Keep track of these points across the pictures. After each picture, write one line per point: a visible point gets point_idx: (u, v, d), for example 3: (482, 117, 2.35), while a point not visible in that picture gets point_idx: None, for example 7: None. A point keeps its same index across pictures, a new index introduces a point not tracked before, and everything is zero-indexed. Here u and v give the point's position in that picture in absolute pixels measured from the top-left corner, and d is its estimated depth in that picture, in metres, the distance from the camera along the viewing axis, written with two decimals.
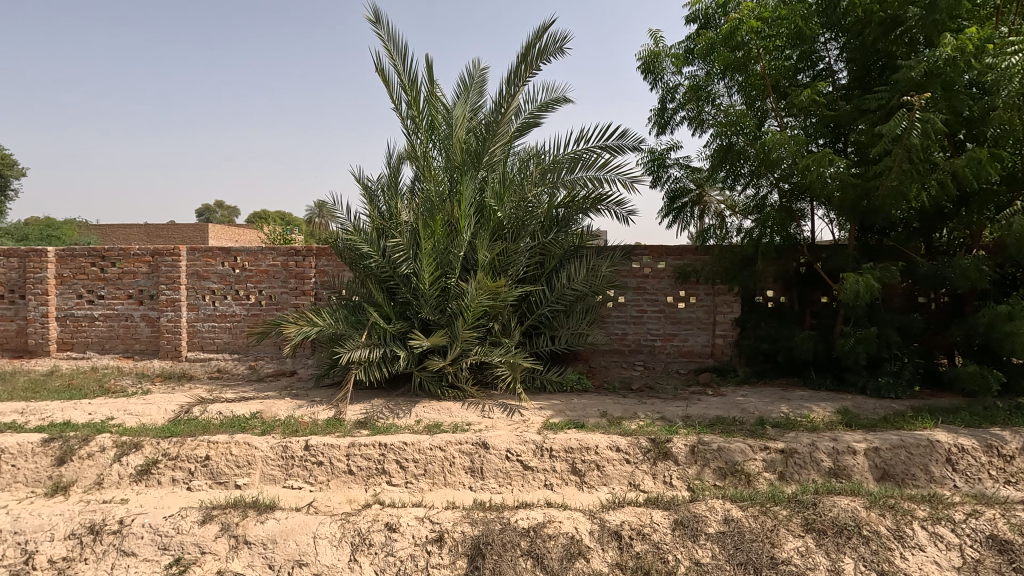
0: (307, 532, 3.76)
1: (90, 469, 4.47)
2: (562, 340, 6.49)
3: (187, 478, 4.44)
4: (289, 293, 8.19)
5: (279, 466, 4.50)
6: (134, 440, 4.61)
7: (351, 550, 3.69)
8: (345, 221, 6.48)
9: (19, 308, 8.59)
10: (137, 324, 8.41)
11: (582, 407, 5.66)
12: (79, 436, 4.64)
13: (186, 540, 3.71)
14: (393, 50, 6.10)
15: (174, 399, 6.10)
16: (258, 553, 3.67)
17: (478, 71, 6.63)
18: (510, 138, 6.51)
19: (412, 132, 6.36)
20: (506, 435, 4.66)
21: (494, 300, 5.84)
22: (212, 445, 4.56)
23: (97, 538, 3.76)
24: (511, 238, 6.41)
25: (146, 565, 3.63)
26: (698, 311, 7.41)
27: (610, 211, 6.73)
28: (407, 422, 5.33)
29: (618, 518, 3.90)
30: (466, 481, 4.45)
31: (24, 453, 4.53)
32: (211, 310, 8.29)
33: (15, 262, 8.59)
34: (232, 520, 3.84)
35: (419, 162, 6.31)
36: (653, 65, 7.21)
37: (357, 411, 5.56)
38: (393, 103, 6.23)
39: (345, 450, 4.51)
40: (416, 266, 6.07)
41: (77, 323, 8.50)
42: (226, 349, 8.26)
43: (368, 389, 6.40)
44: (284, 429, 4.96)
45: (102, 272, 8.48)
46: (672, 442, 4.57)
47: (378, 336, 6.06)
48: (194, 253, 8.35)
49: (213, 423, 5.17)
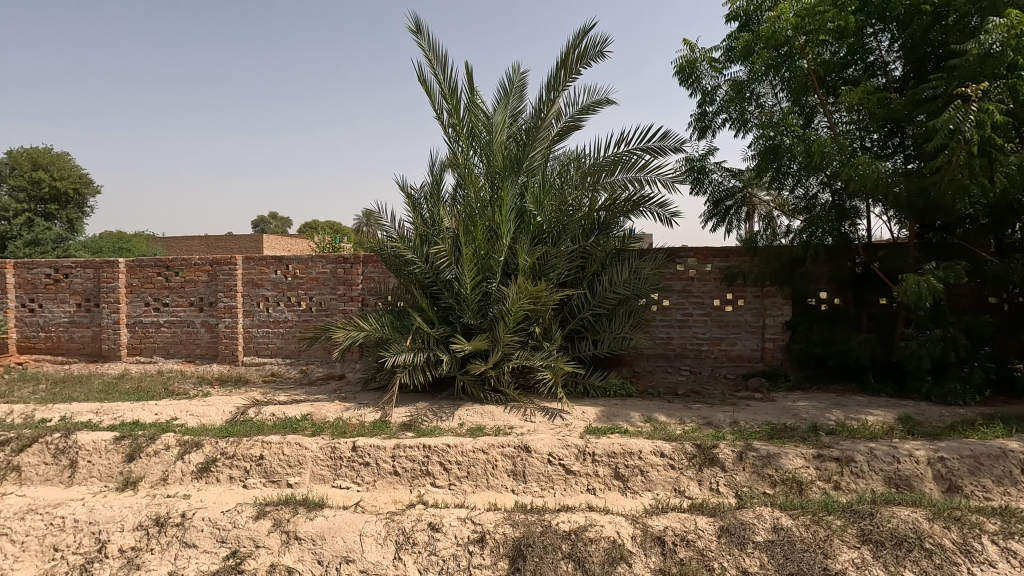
0: (353, 529, 3.83)
1: (156, 465, 4.76)
2: (604, 345, 6.46)
3: (243, 476, 4.65)
4: (339, 299, 8.48)
5: (328, 466, 4.66)
6: (195, 439, 4.87)
7: (396, 548, 3.74)
8: (390, 228, 6.71)
9: (94, 316, 9.23)
10: (198, 330, 8.89)
11: (626, 412, 5.60)
12: (147, 435, 4.94)
13: (242, 534, 3.82)
14: (434, 59, 6.36)
15: (232, 402, 6.42)
16: (308, 549, 3.76)
17: (518, 75, 6.73)
18: (550, 142, 6.60)
19: (454, 140, 6.56)
20: (549, 439, 4.66)
21: (535, 304, 5.88)
22: (266, 445, 4.76)
23: (163, 530, 3.88)
24: (552, 242, 6.47)
25: (206, 557, 3.74)
26: (746, 315, 7.20)
27: (653, 213, 6.65)
28: (451, 425, 5.43)
29: (661, 524, 3.83)
30: (509, 485, 4.47)
31: (98, 449, 4.86)
32: (266, 317, 8.68)
33: (91, 273, 9.24)
34: (284, 516, 3.93)
35: (460, 169, 6.47)
36: (690, 72, 7.09)
37: (401, 415, 5.69)
38: (435, 111, 6.48)
39: (390, 451, 4.63)
40: (458, 272, 6.20)
41: (145, 329, 9.07)
42: (280, 354, 8.64)
43: (413, 392, 6.56)
44: (333, 431, 5.15)
45: (167, 281, 9.01)
46: (718, 448, 4.46)
47: (422, 341, 6.20)
48: (250, 262, 8.76)
49: (267, 424, 5.42)
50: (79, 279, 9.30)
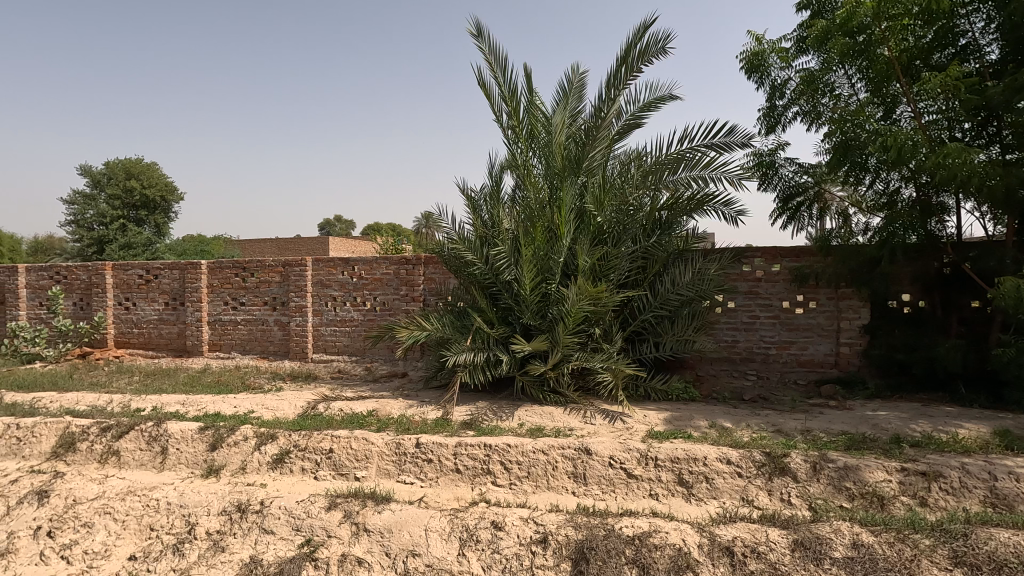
0: (419, 524, 3.92)
1: (236, 455, 5.07)
2: (666, 347, 6.32)
3: (314, 468, 4.88)
4: (401, 299, 8.73)
5: (392, 461, 4.81)
6: (270, 431, 5.16)
7: (460, 544, 3.81)
8: (450, 230, 6.83)
9: (180, 314, 9.95)
10: (272, 328, 9.40)
11: (690, 416, 5.46)
12: (228, 426, 5.27)
13: (315, 524, 3.98)
14: (494, 63, 6.46)
15: (303, 397, 6.75)
16: (377, 541, 3.87)
17: (577, 75, 6.71)
18: (611, 141, 6.54)
19: (513, 141, 6.63)
20: (610, 442, 4.61)
21: (595, 305, 5.83)
22: (335, 439, 4.97)
23: (244, 516, 4.08)
24: (612, 242, 6.39)
25: (283, 544, 3.92)
26: (818, 318, 6.83)
27: (718, 212, 6.44)
28: (511, 425, 5.48)
29: (730, 533, 3.70)
30: (569, 486, 4.46)
31: (185, 438, 5.22)
32: (334, 316, 9.06)
33: (177, 274, 9.96)
34: (353, 508, 4.08)
35: (519, 170, 6.52)
36: (757, 64, 6.83)
37: (462, 413, 5.80)
38: (495, 114, 6.59)
39: (452, 449, 4.72)
40: (517, 273, 6.24)
41: (224, 327, 9.68)
42: (346, 351, 9.00)
43: (473, 391, 6.66)
44: (397, 428, 5.31)
45: (244, 281, 9.58)
46: (790, 457, 4.26)
47: (482, 341, 6.28)
48: (319, 263, 9.18)
49: (335, 419, 5.66)
50: (166, 279, 10.04)
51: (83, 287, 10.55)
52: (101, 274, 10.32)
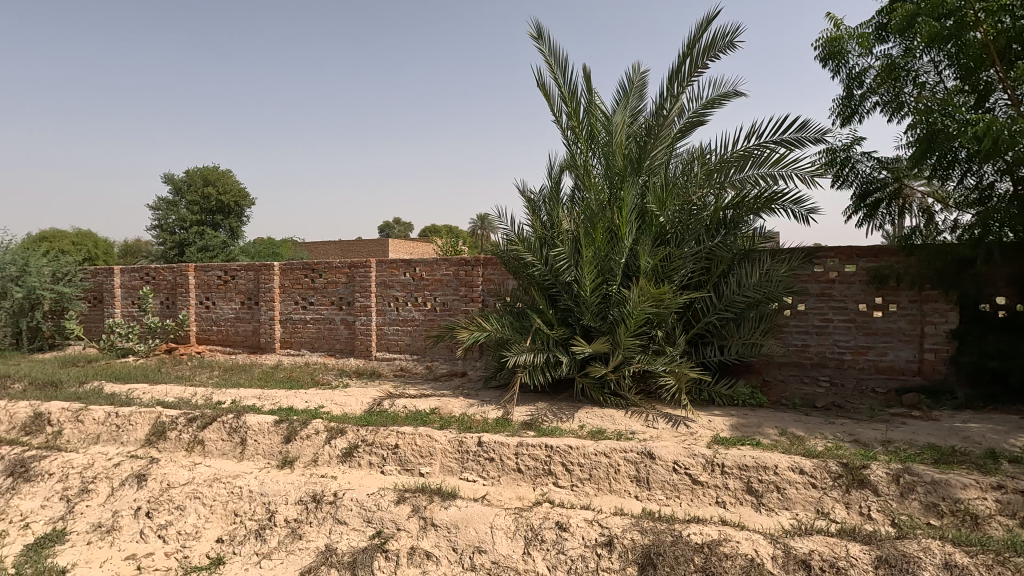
0: (484, 521, 3.98)
1: (308, 448, 5.32)
2: (732, 351, 6.12)
3: (381, 463, 5.04)
4: (460, 300, 8.89)
5: (455, 458, 4.91)
6: (340, 426, 5.39)
7: (525, 543, 3.84)
8: (509, 230, 6.88)
9: (254, 313, 10.55)
10: (338, 327, 9.81)
11: (758, 423, 5.26)
12: (301, 420, 5.55)
13: (385, 517, 4.13)
14: (554, 64, 6.48)
15: (369, 394, 7.01)
16: (444, 536, 3.96)
17: (638, 73, 6.62)
18: (673, 140, 6.42)
19: (573, 142, 6.62)
20: (674, 446, 4.52)
21: (657, 307, 5.72)
22: (400, 436, 5.13)
23: (319, 506, 4.29)
24: (675, 243, 6.26)
25: (356, 534, 4.08)
26: (899, 321, 6.41)
27: (787, 210, 6.18)
28: (571, 426, 5.48)
29: (806, 546, 3.55)
30: (632, 490, 4.41)
31: (262, 430, 5.53)
32: (396, 316, 9.34)
33: (252, 275, 10.56)
34: (421, 503, 4.20)
35: (579, 171, 6.51)
36: (834, 52, 6.51)
37: (522, 414, 5.84)
38: (554, 115, 6.60)
39: (514, 449, 4.76)
40: (578, 274, 6.23)
41: (294, 325, 10.18)
42: (407, 350, 9.26)
43: (533, 392, 6.69)
44: (459, 426, 5.42)
45: (312, 282, 10.04)
46: (870, 469, 4.04)
47: (542, 342, 6.30)
48: (382, 264, 9.49)
49: (399, 415, 5.84)
50: (242, 280, 10.67)
51: (169, 287, 11.37)
52: (184, 275, 11.10)
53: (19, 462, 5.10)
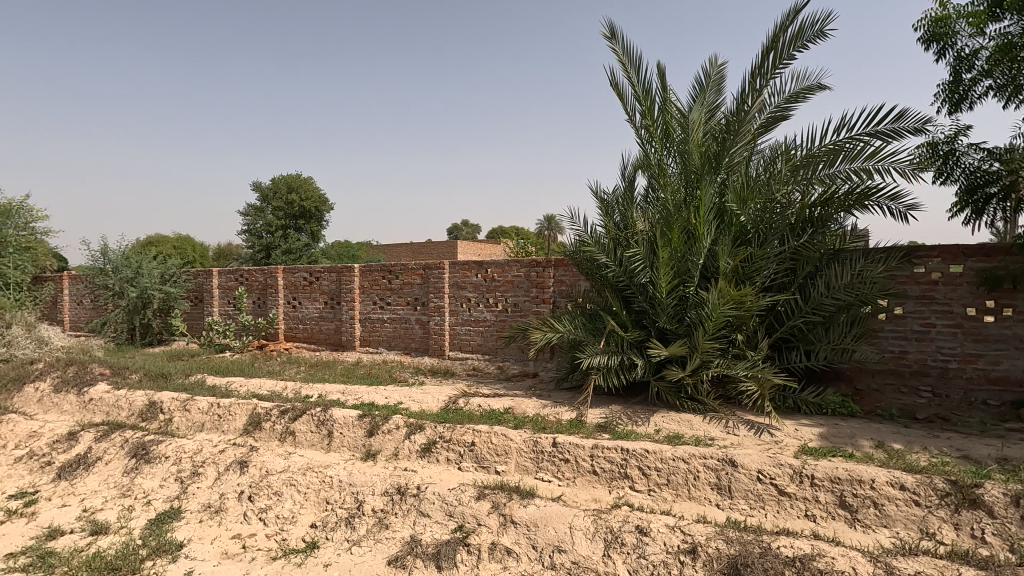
0: (563, 521, 4.01)
1: (389, 442, 5.56)
2: (820, 356, 5.79)
3: (458, 459, 5.17)
4: (532, 301, 8.96)
5: (530, 458, 4.97)
6: (419, 423, 5.60)
7: (605, 546, 3.82)
8: (581, 231, 6.88)
9: (336, 312, 11.13)
10: (413, 326, 10.16)
11: (851, 434, 4.96)
12: (382, 415, 5.80)
13: (467, 511, 4.26)
14: (627, 63, 6.41)
15: (444, 392, 7.21)
16: (523, 533, 4.02)
17: (716, 68, 6.42)
18: (754, 135, 6.17)
19: (647, 141, 6.52)
20: (759, 455, 4.35)
21: (738, 310, 5.52)
22: (477, 434, 5.25)
23: (403, 498, 4.49)
24: (757, 242, 6.01)
25: (438, 527, 4.23)
26: (1016, 328, 5.79)
27: (882, 207, 5.78)
28: (647, 430, 5.39)
29: (910, 568, 3.32)
30: (713, 498, 4.28)
31: (347, 423, 5.84)
32: (468, 316, 9.54)
33: (334, 276, 11.15)
34: (500, 501, 4.30)
35: (654, 171, 6.40)
36: (940, 33, 6.03)
37: (596, 416, 5.81)
38: (628, 114, 6.53)
39: (589, 451, 4.76)
40: (653, 275, 6.12)
41: (372, 324, 10.64)
42: (480, 350, 9.44)
43: (606, 394, 6.64)
44: (534, 426, 5.47)
45: (389, 283, 10.46)
46: (983, 489, 3.71)
47: (616, 344, 6.23)
48: (455, 266, 9.73)
49: (474, 414, 5.97)
50: (325, 281, 11.28)
51: (260, 288, 12.21)
52: (274, 277, 11.88)
53: (140, 445, 5.66)
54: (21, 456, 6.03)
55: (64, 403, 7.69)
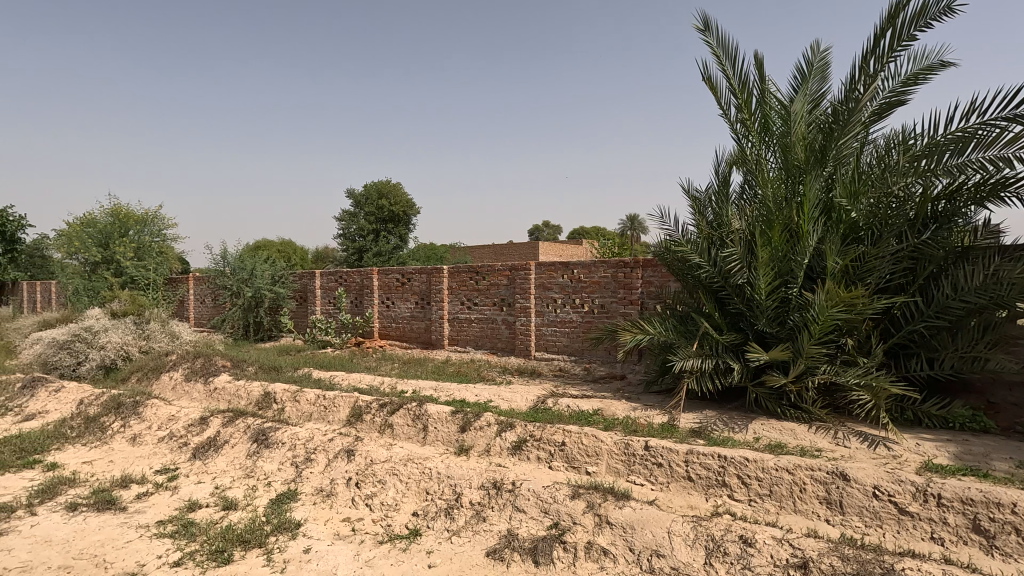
0: (661, 526, 3.95)
1: (480, 438, 5.71)
2: (946, 365, 5.22)
3: (549, 458, 5.20)
4: (619, 302, 8.85)
5: (622, 460, 4.91)
6: (509, 421, 5.72)
7: (706, 554, 3.70)
8: (672, 231, 6.73)
9: (427, 312, 11.59)
10: (500, 326, 10.37)
11: (985, 451, 4.48)
12: (474, 412, 5.98)
13: (562, 509, 4.31)
14: (722, 55, 6.19)
15: (532, 391, 7.30)
16: (620, 535, 4.00)
17: (821, 54, 6.04)
18: (865, 125, 5.75)
19: (743, 136, 6.26)
20: (874, 470, 4.06)
21: (848, 313, 5.14)
22: (567, 434, 5.27)
23: (499, 493, 4.62)
24: (869, 240, 5.58)
25: (534, 523, 4.30)
26: None
27: (1022, 199, 5.15)
28: (746, 438, 5.15)
29: None
30: (822, 513, 4.02)
31: (440, 419, 6.07)
32: (554, 316, 9.59)
33: (425, 277, 11.62)
34: (595, 501, 4.31)
35: (751, 166, 6.13)
36: None
37: (689, 421, 5.64)
38: (722, 109, 6.31)
39: (684, 456, 4.64)
40: (751, 276, 5.85)
41: (460, 324, 10.98)
42: (565, 351, 9.46)
43: (699, 399, 6.43)
44: (625, 428, 5.42)
45: (476, 284, 10.75)
46: None
47: (710, 348, 6.00)
48: (541, 267, 9.82)
49: (563, 414, 6.01)
50: (417, 282, 11.79)
51: (357, 288, 12.97)
52: (369, 278, 12.59)
53: (260, 431, 6.24)
54: (163, 436, 6.84)
55: (193, 390, 8.61)
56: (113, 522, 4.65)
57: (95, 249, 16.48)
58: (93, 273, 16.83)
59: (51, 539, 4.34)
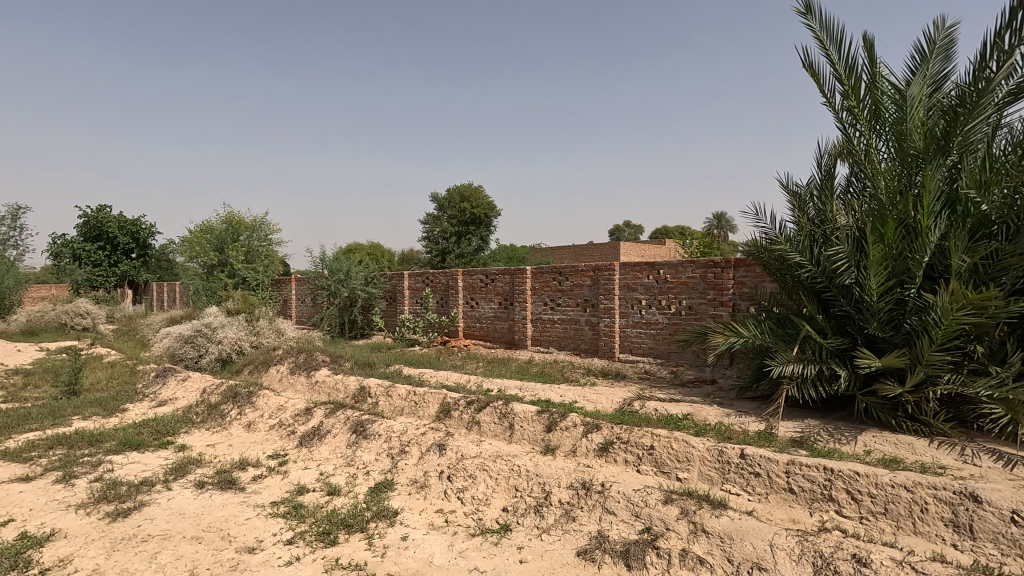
0: (763, 538, 3.77)
1: (566, 438, 5.70)
2: None
3: (636, 462, 5.10)
4: (708, 303, 8.51)
5: (715, 468, 4.72)
6: (595, 423, 5.67)
7: (814, 571, 3.48)
8: (769, 228, 6.41)
9: (510, 312, 11.76)
10: (583, 327, 10.31)
11: None
12: (559, 412, 5.99)
13: (654, 514, 4.23)
14: (826, 40, 5.80)
15: (618, 393, 7.19)
16: (716, 544, 3.85)
17: (944, 31, 5.48)
18: (998, 107, 5.14)
19: (851, 124, 5.83)
20: (1013, 492, 3.64)
21: (978, 317, 4.62)
22: (655, 438, 5.15)
23: (588, 494, 4.61)
24: (1004, 236, 4.97)
25: (625, 526, 4.25)
26: None
27: None
28: (855, 450, 4.78)
29: None
30: (948, 537, 3.64)
31: (526, 417, 6.14)
32: (639, 317, 9.39)
33: (508, 278, 11.80)
34: (689, 508, 4.19)
35: (860, 157, 5.70)
36: None
37: (790, 430, 5.32)
38: (825, 97, 5.91)
39: (784, 466, 4.39)
40: (860, 276, 5.41)
41: (543, 325, 11.03)
42: (651, 353, 9.23)
43: (800, 407, 6.04)
44: (718, 435, 5.21)
45: (559, 284, 10.76)
46: None
47: (812, 352, 5.62)
48: (626, 268, 9.66)
49: (652, 417, 5.88)
50: (500, 282, 11.99)
51: (442, 289, 13.41)
52: (455, 279, 12.96)
53: (358, 423, 6.63)
54: (273, 424, 7.44)
55: (297, 383, 9.29)
56: (234, 500, 5.14)
57: (212, 253, 18.27)
58: (210, 274, 18.64)
59: (185, 511, 4.87)
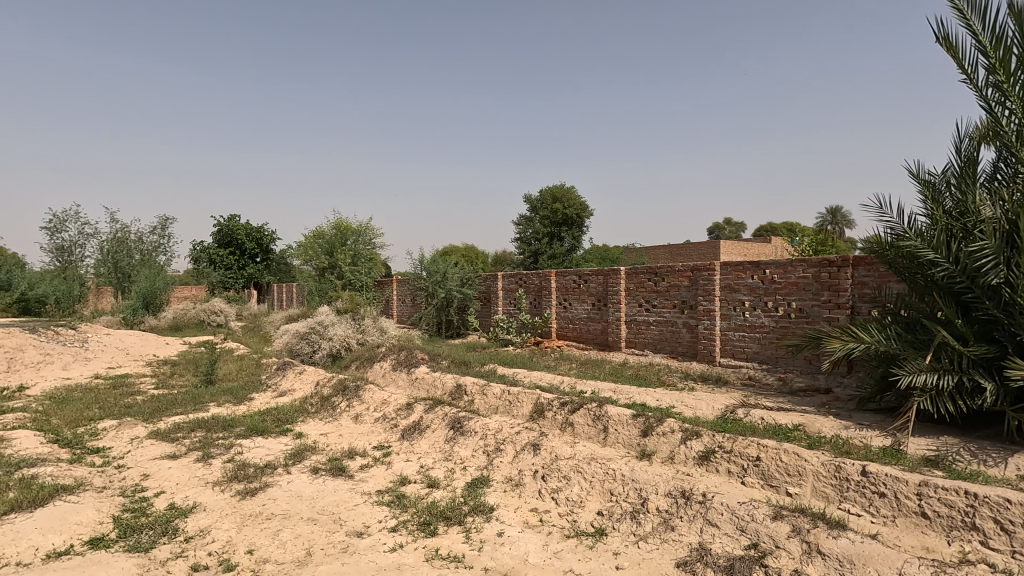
0: (890, 565, 3.41)
1: (663, 444, 5.51)
2: None
3: (741, 473, 4.81)
4: (822, 305, 7.86)
5: (832, 485, 4.34)
6: (695, 429, 5.42)
7: None
8: (895, 222, 5.80)
9: (603, 313, 11.60)
10: (680, 330, 9.93)
11: None
12: (656, 417, 5.81)
13: (761, 530, 3.97)
14: (966, 8, 5.14)
15: (719, 400, 6.83)
16: (835, 568, 3.54)
17: None
18: None
19: (998, 103, 5.12)
20: None
21: None
22: (762, 448, 4.83)
23: (688, 503, 4.42)
24: None
25: (729, 540, 4.02)
26: None
27: None
28: (1005, 475, 4.19)
29: None
30: None
31: (620, 421, 6.02)
32: (742, 320, 8.87)
33: (602, 279, 11.65)
34: (802, 526, 3.89)
35: (1010, 139, 4.99)
36: None
37: (922, 447, 4.76)
38: (966, 72, 5.24)
39: (916, 488, 3.94)
40: (1010, 274, 4.74)
41: (638, 326, 10.76)
42: (755, 358, 8.69)
43: (934, 423, 5.38)
44: (835, 448, 4.78)
45: (655, 285, 10.44)
46: None
47: (950, 362, 4.99)
48: (727, 267, 9.16)
49: (758, 427, 5.52)
50: (594, 283, 11.87)
51: (535, 289, 13.52)
52: (548, 280, 13.01)
53: (455, 420, 6.86)
54: (378, 417, 7.91)
55: (399, 379, 9.80)
56: (344, 487, 5.52)
57: (324, 256, 19.78)
58: (322, 276, 20.19)
59: (302, 494, 5.31)
